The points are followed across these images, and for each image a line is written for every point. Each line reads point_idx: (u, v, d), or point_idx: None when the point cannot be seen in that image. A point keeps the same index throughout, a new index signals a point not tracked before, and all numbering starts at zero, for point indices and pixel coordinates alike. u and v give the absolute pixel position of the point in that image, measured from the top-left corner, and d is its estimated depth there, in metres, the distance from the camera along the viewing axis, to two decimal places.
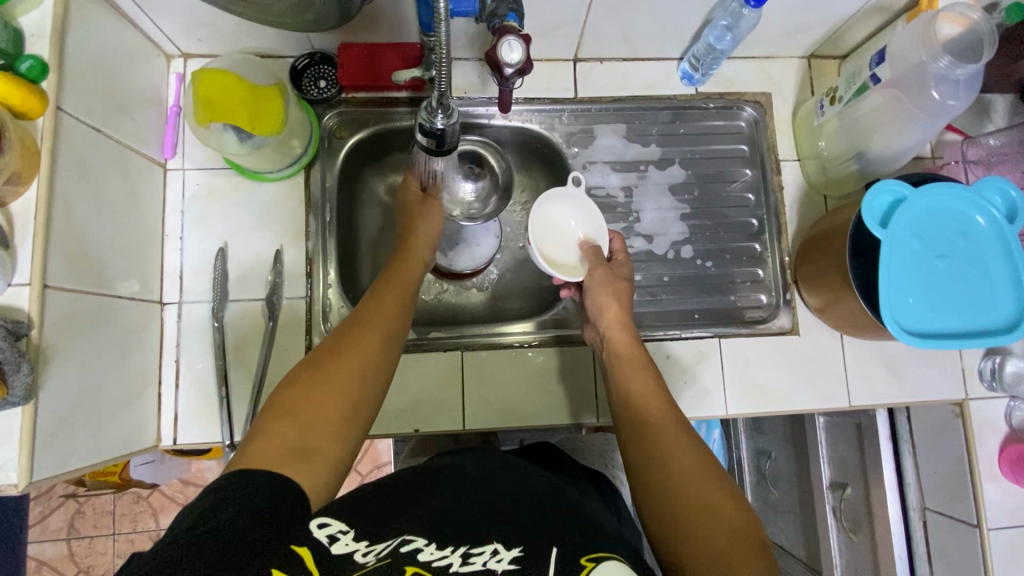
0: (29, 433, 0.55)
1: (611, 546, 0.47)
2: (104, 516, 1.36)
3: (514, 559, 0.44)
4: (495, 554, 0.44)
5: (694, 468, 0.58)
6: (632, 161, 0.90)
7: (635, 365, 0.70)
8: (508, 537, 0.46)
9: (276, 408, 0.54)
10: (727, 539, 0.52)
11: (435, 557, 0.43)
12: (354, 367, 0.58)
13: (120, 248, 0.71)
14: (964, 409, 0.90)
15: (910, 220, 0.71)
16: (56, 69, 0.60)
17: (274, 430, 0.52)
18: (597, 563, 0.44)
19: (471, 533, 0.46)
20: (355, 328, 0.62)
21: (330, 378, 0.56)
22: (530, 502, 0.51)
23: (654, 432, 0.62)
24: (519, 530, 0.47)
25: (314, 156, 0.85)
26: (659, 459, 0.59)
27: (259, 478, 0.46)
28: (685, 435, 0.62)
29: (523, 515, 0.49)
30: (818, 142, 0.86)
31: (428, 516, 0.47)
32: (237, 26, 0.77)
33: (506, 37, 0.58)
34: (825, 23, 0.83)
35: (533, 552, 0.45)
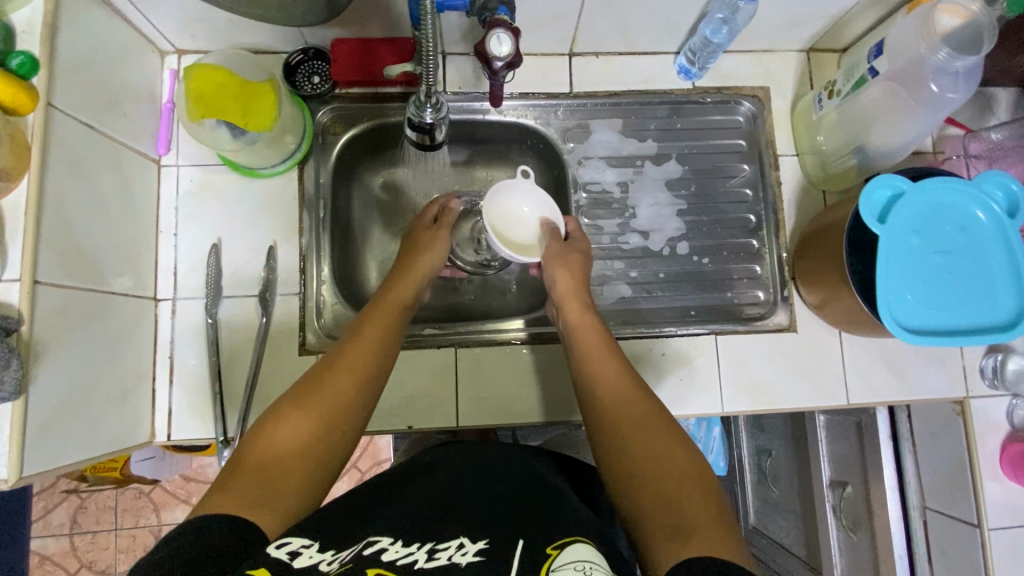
0: (19, 428, 0.56)
1: (579, 538, 0.50)
2: (106, 511, 1.37)
3: (478, 551, 0.47)
4: (460, 548, 0.47)
5: (649, 429, 0.59)
6: (628, 156, 0.90)
7: (589, 330, 0.72)
8: (474, 533, 0.50)
9: (247, 454, 0.55)
10: (680, 487, 0.54)
11: (399, 555, 0.45)
12: (328, 412, 0.59)
13: (113, 245, 0.72)
14: (965, 407, 0.89)
15: (908, 215, 0.70)
16: (47, 65, 0.60)
17: (243, 475, 0.53)
18: (561, 551, 0.47)
19: (433, 534, 0.49)
20: (332, 371, 0.63)
21: (302, 424, 0.58)
22: (499, 512, 0.54)
23: (609, 401, 0.64)
24: (487, 530, 0.51)
25: (308, 153, 0.84)
26: (616, 428, 0.61)
27: (219, 523, 0.46)
28: (640, 397, 0.63)
29: (492, 522, 0.52)
30: (817, 137, 0.85)
31: (392, 527, 0.50)
32: (230, 21, 0.76)
33: (495, 30, 0.57)
34: (824, 15, 0.82)
35: (499, 547, 0.47)
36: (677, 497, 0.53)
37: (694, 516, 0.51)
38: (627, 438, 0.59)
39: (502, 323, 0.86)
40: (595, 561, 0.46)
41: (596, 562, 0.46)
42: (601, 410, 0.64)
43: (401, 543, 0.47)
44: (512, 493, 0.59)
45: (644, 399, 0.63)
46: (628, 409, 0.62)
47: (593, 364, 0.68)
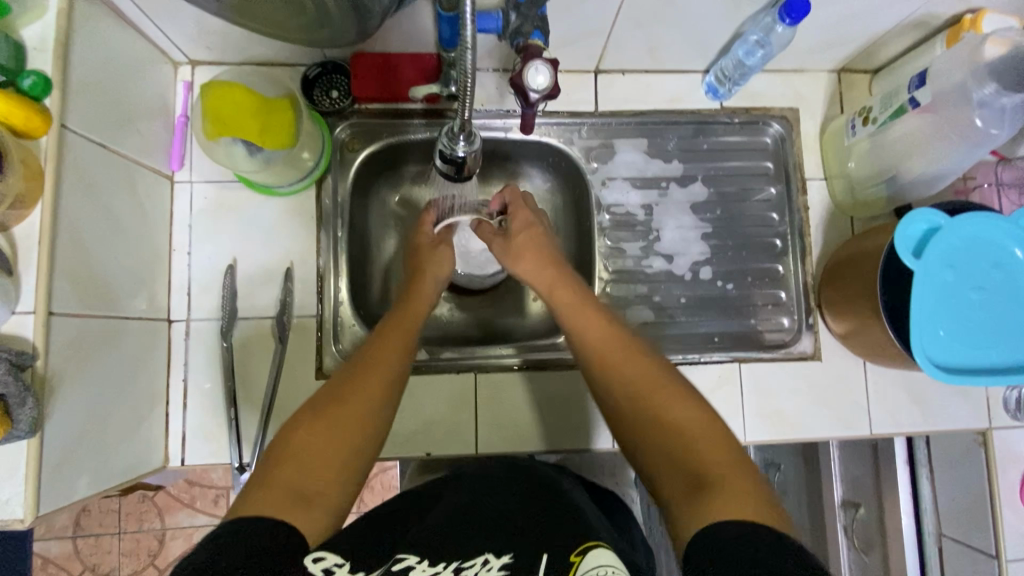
0: (35, 468, 0.54)
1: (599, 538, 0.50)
2: (109, 515, 1.28)
3: (503, 566, 0.47)
4: (486, 563, 0.47)
5: (656, 395, 0.58)
6: (653, 177, 0.88)
7: (575, 303, 0.69)
8: (499, 546, 0.49)
9: (277, 455, 0.53)
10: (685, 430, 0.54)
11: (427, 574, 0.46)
12: (359, 408, 0.58)
13: (127, 266, 0.69)
14: (988, 437, 0.85)
15: (946, 250, 0.68)
16: (60, 84, 0.57)
17: (275, 475, 0.51)
18: (584, 558, 0.47)
19: (463, 541, 0.49)
20: (360, 366, 0.62)
21: (330, 420, 0.56)
22: (524, 520, 0.53)
23: (613, 369, 0.61)
24: (514, 538, 0.50)
25: (326, 170, 0.82)
26: (628, 402, 0.59)
27: (258, 524, 0.46)
28: (645, 360, 0.61)
29: (514, 529, 0.52)
30: (847, 163, 0.83)
31: (421, 534, 0.50)
32: (247, 35, 0.74)
33: (532, 61, 0.56)
34: (860, 38, 0.79)
35: (523, 559, 0.48)
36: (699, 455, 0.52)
37: (717, 469, 0.51)
38: (638, 410, 0.57)
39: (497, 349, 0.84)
40: (617, 565, 0.46)
41: (617, 566, 0.46)
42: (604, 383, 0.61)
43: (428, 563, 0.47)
44: (527, 495, 0.58)
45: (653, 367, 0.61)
46: (634, 378, 0.60)
47: (591, 341, 0.65)
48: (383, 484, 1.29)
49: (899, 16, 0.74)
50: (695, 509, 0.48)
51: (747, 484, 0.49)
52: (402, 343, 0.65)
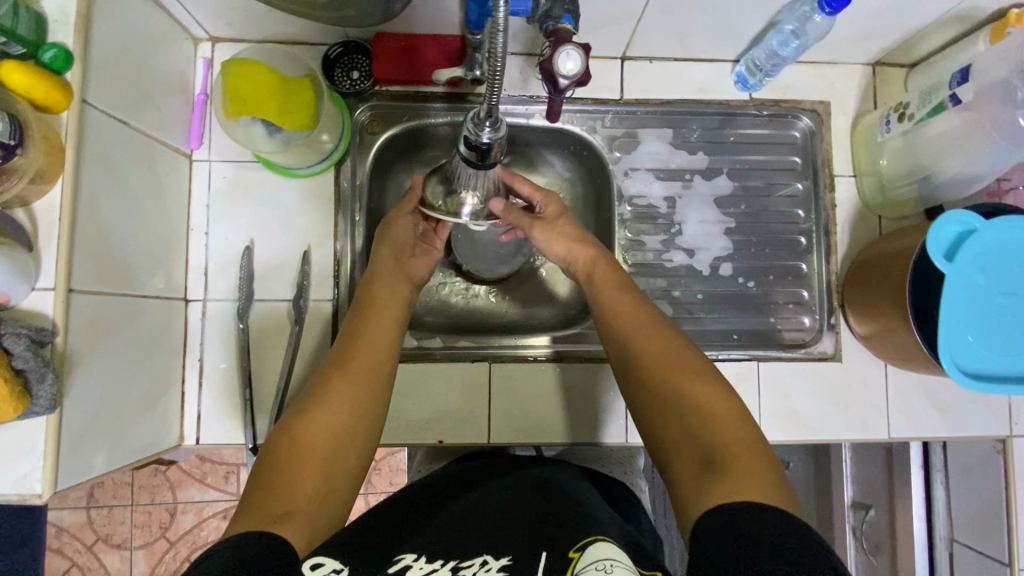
0: (55, 444, 0.54)
1: (601, 532, 0.50)
2: (122, 487, 1.30)
3: (502, 567, 0.48)
4: (484, 564, 0.48)
5: (678, 367, 0.59)
6: (677, 169, 0.86)
7: (605, 277, 0.71)
8: (497, 547, 0.50)
9: (257, 480, 0.53)
10: (714, 416, 0.55)
11: (422, 572, 0.47)
12: (336, 420, 0.58)
13: (144, 245, 0.69)
14: (1007, 446, 0.84)
15: (979, 253, 0.66)
16: (81, 58, 0.56)
17: (259, 501, 0.50)
18: (583, 553, 0.48)
19: (463, 542, 0.51)
20: (334, 374, 0.62)
21: (308, 437, 0.56)
22: (531, 519, 0.53)
23: (640, 339, 0.63)
24: (516, 537, 0.51)
25: (345, 152, 0.81)
26: (646, 378, 0.60)
27: (245, 539, 0.45)
28: (674, 340, 0.62)
29: (521, 531, 0.52)
30: (879, 160, 0.81)
31: (427, 538, 0.52)
32: (269, 12, 0.72)
33: (562, 46, 0.54)
34: (899, 30, 0.76)
35: (522, 561, 0.48)
36: (713, 423, 0.54)
37: (727, 439, 0.53)
38: (654, 385, 0.59)
39: (514, 339, 0.83)
40: (618, 559, 0.47)
41: (618, 559, 0.46)
42: (627, 357, 0.63)
43: (426, 559, 0.49)
44: (530, 493, 0.58)
45: (669, 337, 0.62)
46: (658, 345, 0.62)
47: (617, 316, 0.66)
48: (389, 466, 1.26)
49: (942, 9, 0.71)
50: (709, 480, 0.50)
51: (757, 457, 0.51)
52: (383, 348, 0.66)
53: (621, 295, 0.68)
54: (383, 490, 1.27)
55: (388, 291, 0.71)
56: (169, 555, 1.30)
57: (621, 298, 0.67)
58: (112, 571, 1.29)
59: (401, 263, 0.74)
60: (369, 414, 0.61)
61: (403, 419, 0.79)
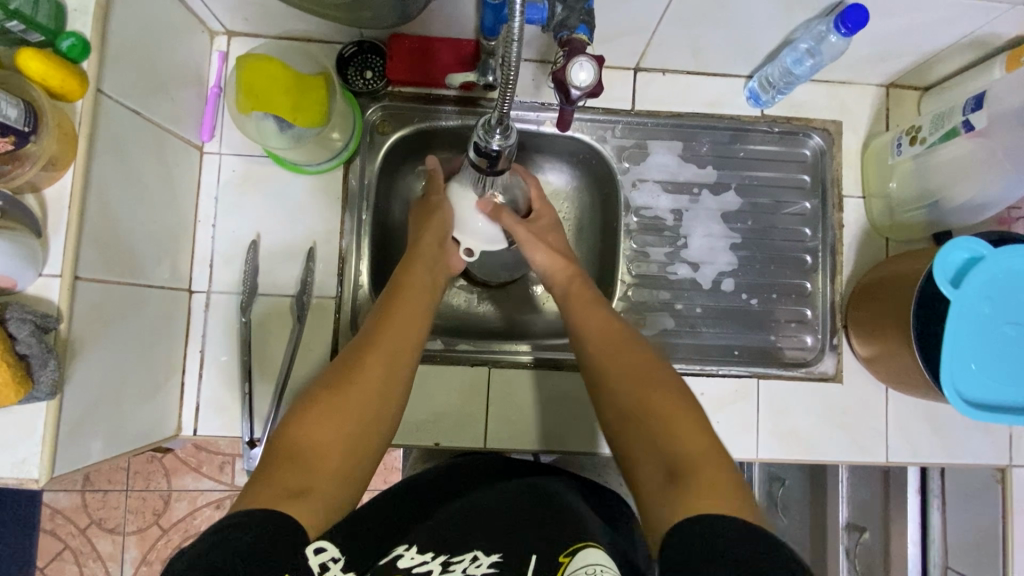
0: (52, 430, 0.54)
1: (590, 537, 0.52)
2: (117, 472, 1.30)
3: (493, 563, 0.51)
4: (475, 560, 0.51)
5: (643, 377, 0.60)
6: (686, 182, 0.86)
7: (583, 292, 0.71)
8: (490, 544, 0.53)
9: (278, 452, 0.53)
10: (677, 429, 0.55)
11: (413, 563, 0.51)
12: (361, 395, 0.58)
13: (152, 234, 0.69)
14: (1006, 475, 0.84)
15: (985, 282, 0.66)
16: (98, 48, 0.57)
17: (272, 476, 0.51)
18: (572, 559, 0.50)
19: (455, 540, 0.53)
20: (363, 352, 0.61)
21: (332, 412, 0.56)
22: (523, 523, 0.55)
23: (609, 353, 0.63)
24: (503, 539, 0.53)
25: (355, 151, 0.81)
26: (611, 386, 0.61)
27: (262, 519, 0.44)
28: (643, 353, 0.63)
29: (511, 534, 0.54)
30: (889, 182, 0.81)
31: (426, 532, 0.54)
32: (286, 9, 0.73)
33: (577, 57, 0.54)
34: (914, 53, 0.76)
35: (512, 558, 0.51)
36: (670, 432, 0.55)
37: (687, 451, 0.53)
38: (617, 396, 0.60)
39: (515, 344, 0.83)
40: (606, 564, 0.49)
41: (606, 565, 0.48)
42: (597, 365, 0.63)
43: (417, 550, 0.52)
44: (523, 495, 0.59)
45: (637, 349, 0.63)
46: (634, 358, 0.62)
47: (590, 319, 0.67)
48: (385, 464, 1.26)
49: (959, 34, 0.71)
50: (669, 494, 0.50)
51: (719, 468, 0.51)
52: (414, 330, 0.65)
53: (603, 306, 0.69)
54: (377, 488, 1.26)
55: (423, 275, 0.71)
56: (161, 541, 1.30)
57: (593, 305, 0.68)
58: (104, 556, 1.30)
59: (445, 248, 0.74)
60: (394, 392, 0.61)
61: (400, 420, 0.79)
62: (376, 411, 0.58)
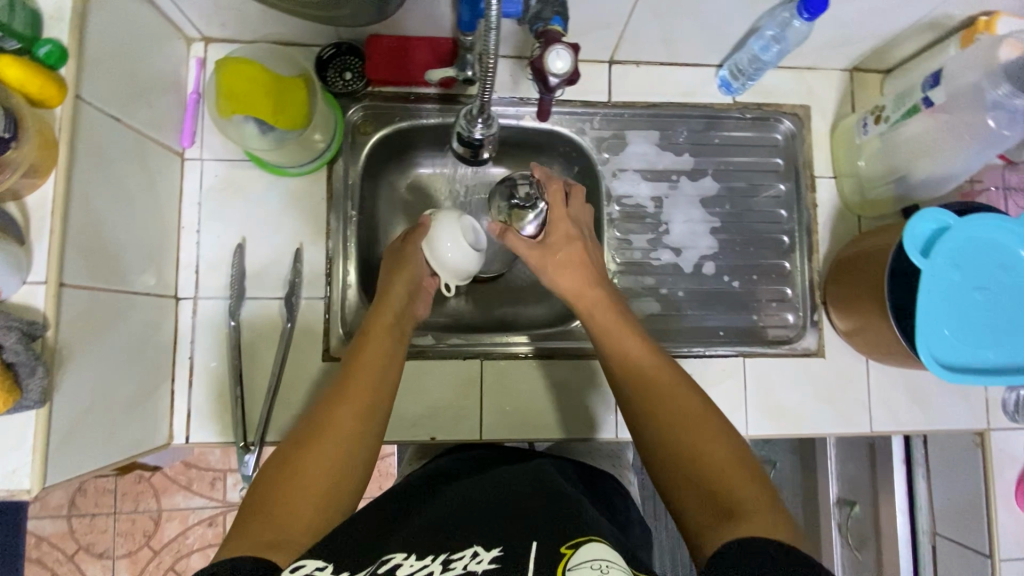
0: (43, 439, 0.53)
1: (593, 532, 0.49)
2: (105, 495, 1.28)
3: (494, 559, 0.46)
4: (476, 556, 0.46)
5: (681, 409, 0.59)
6: (664, 170, 0.88)
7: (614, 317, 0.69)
8: (488, 538, 0.48)
9: (257, 502, 0.52)
10: (715, 463, 0.54)
11: (414, 568, 0.45)
12: (336, 428, 0.58)
13: (136, 241, 0.69)
14: (985, 439, 0.86)
15: (953, 250, 0.69)
16: (75, 54, 0.57)
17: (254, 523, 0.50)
18: (574, 551, 0.46)
19: (451, 542, 0.49)
20: (334, 403, 0.61)
21: (308, 449, 0.56)
22: (526, 515, 0.52)
23: (640, 382, 0.62)
24: (504, 533, 0.49)
25: (338, 152, 0.82)
26: (647, 415, 0.60)
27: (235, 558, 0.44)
28: (673, 382, 0.61)
29: (509, 527, 0.50)
30: (857, 161, 0.84)
31: (412, 542, 0.49)
32: (264, 12, 0.73)
33: (553, 46, 0.56)
34: (874, 37, 0.80)
35: (513, 550, 0.46)
36: (707, 464, 0.54)
37: (731, 483, 0.52)
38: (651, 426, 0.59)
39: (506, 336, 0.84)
40: (613, 560, 0.44)
41: (612, 559, 0.44)
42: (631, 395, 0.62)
43: (415, 558, 0.46)
44: (528, 493, 0.57)
45: (663, 371, 0.63)
46: (661, 389, 0.61)
47: (621, 346, 0.66)
48: (381, 470, 1.26)
49: (915, 15, 0.74)
50: (721, 526, 0.48)
51: (761, 500, 0.50)
52: (385, 368, 0.66)
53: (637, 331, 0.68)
54: (373, 494, 1.26)
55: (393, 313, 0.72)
56: (152, 563, 1.28)
57: (624, 328, 0.68)
58: None
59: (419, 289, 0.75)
60: (369, 419, 0.61)
61: (394, 416, 0.79)
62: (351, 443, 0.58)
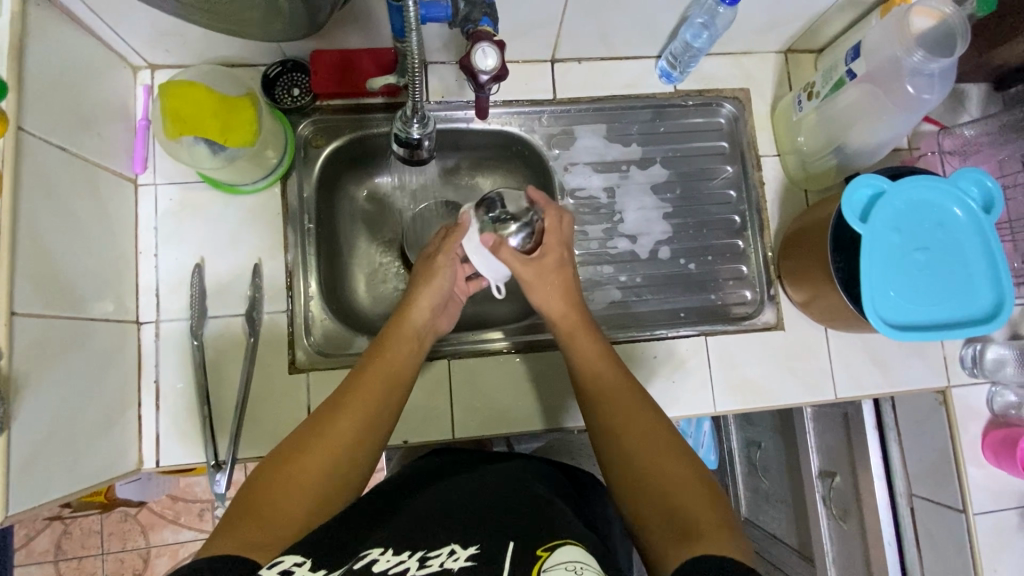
0: (2, 468, 0.53)
1: (571, 536, 0.48)
2: (91, 536, 1.26)
3: (471, 556, 0.45)
4: (453, 554, 0.45)
5: (645, 428, 0.60)
6: (614, 161, 0.90)
7: (583, 337, 0.71)
8: (466, 537, 0.47)
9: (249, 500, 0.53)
10: (671, 479, 0.55)
11: (390, 564, 0.43)
12: (336, 438, 0.59)
13: (91, 268, 0.69)
14: (947, 395, 0.89)
15: (889, 215, 0.71)
16: (15, 87, 0.58)
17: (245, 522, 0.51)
18: (551, 553, 0.45)
19: (429, 539, 0.47)
20: (336, 408, 0.61)
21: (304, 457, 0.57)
22: (504, 516, 0.52)
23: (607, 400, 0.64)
24: (483, 530, 0.49)
25: (291, 166, 0.83)
26: (612, 429, 0.62)
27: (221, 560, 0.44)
28: (637, 401, 0.64)
29: (487, 526, 0.49)
30: (798, 137, 0.87)
31: (390, 537, 0.48)
32: (205, 35, 0.75)
33: (479, 45, 0.58)
34: (801, 18, 0.83)
35: (491, 549, 0.45)
36: (666, 480, 0.55)
37: (687, 500, 0.53)
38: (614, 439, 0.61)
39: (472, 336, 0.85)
40: (585, 562, 0.45)
41: (586, 562, 0.44)
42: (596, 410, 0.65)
43: (393, 552, 0.45)
44: (507, 495, 0.57)
45: (628, 389, 0.65)
46: (624, 407, 0.63)
47: (588, 366, 0.69)
48: None
49: None
50: (674, 542, 0.49)
51: (714, 519, 0.51)
52: (392, 383, 0.66)
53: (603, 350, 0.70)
54: None
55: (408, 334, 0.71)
56: None
57: (589, 346, 0.70)
58: None
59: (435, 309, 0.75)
60: (369, 434, 0.61)
61: None
62: (348, 456, 0.59)
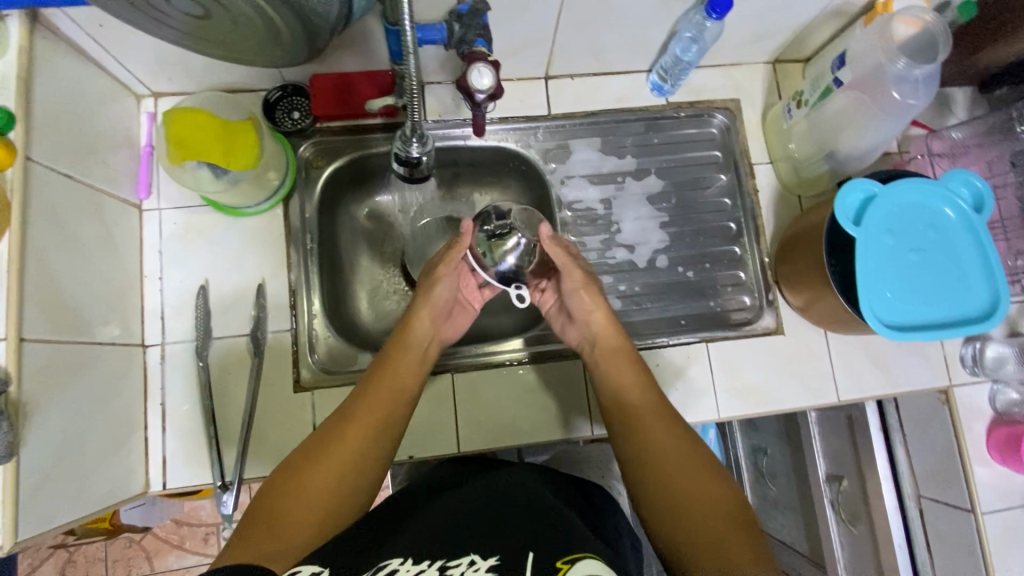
0: (11, 493, 0.54)
1: (587, 548, 0.47)
2: (96, 564, 1.25)
3: (490, 566, 0.45)
4: (473, 564, 0.45)
5: (684, 458, 0.61)
6: (609, 173, 0.92)
7: (614, 359, 0.72)
8: (485, 548, 0.47)
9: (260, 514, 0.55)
10: (712, 515, 0.56)
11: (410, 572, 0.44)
12: (345, 453, 0.59)
13: (97, 292, 0.70)
14: (949, 395, 0.89)
15: (882, 218, 0.72)
16: (23, 118, 0.59)
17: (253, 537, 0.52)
18: (572, 565, 0.44)
19: (448, 549, 0.47)
20: (344, 423, 0.62)
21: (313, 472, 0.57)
22: (520, 527, 0.51)
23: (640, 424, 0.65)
24: (501, 542, 0.49)
25: (292, 187, 0.85)
26: (647, 454, 0.62)
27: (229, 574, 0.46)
28: (673, 428, 0.64)
29: (505, 538, 0.49)
30: (789, 144, 0.88)
31: (410, 547, 0.48)
32: (207, 63, 0.77)
33: (475, 65, 0.60)
34: (787, 29, 0.85)
35: (510, 560, 0.45)
36: (705, 515, 0.56)
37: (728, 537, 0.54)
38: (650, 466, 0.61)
39: (476, 350, 0.86)
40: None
41: None
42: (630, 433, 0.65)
43: (412, 562, 0.46)
44: (520, 507, 0.56)
45: (665, 415, 0.65)
46: (660, 434, 0.63)
47: (619, 387, 0.70)
48: None
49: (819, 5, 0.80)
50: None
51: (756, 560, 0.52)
52: (398, 399, 0.66)
53: (636, 369, 0.71)
54: None
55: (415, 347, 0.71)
56: None
57: (624, 369, 0.71)
58: None
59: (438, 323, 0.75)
60: (376, 450, 0.62)
61: None
62: (355, 471, 0.59)
